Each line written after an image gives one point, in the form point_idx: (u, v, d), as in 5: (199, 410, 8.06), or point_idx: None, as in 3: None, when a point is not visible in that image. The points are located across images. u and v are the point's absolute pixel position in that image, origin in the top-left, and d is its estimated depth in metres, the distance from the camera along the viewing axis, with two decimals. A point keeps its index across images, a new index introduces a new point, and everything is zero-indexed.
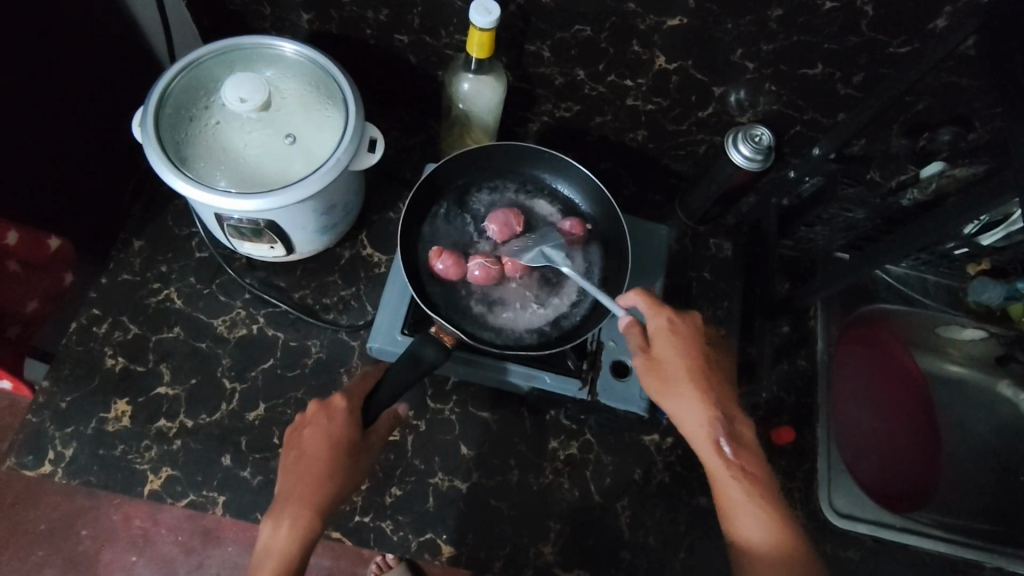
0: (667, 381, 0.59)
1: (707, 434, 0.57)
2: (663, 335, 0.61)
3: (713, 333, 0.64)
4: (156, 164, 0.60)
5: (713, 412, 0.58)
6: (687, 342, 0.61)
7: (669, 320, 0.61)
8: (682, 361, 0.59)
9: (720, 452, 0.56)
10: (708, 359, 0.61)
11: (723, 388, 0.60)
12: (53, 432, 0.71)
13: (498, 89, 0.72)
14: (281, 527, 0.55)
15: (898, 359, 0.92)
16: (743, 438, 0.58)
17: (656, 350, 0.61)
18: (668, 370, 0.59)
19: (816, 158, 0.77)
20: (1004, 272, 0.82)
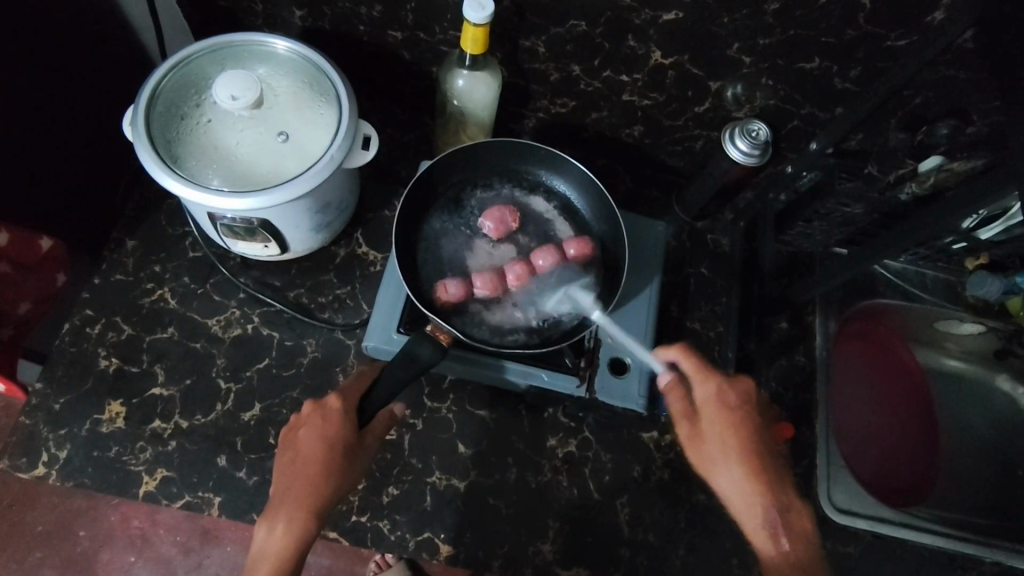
0: (713, 454, 0.59)
1: (757, 518, 0.56)
2: (711, 407, 0.60)
3: (761, 402, 0.64)
4: (147, 162, 0.59)
5: (765, 497, 0.57)
6: (734, 413, 0.60)
7: (714, 388, 0.61)
8: (728, 434, 0.59)
9: (772, 540, 0.55)
10: (758, 433, 0.60)
11: (774, 465, 0.59)
12: (47, 434, 0.71)
13: (492, 85, 0.72)
14: (277, 529, 0.55)
15: (896, 355, 0.92)
16: (795, 521, 0.56)
17: (700, 420, 0.61)
18: (716, 446, 0.59)
19: (814, 153, 0.75)
20: (1003, 266, 0.81)
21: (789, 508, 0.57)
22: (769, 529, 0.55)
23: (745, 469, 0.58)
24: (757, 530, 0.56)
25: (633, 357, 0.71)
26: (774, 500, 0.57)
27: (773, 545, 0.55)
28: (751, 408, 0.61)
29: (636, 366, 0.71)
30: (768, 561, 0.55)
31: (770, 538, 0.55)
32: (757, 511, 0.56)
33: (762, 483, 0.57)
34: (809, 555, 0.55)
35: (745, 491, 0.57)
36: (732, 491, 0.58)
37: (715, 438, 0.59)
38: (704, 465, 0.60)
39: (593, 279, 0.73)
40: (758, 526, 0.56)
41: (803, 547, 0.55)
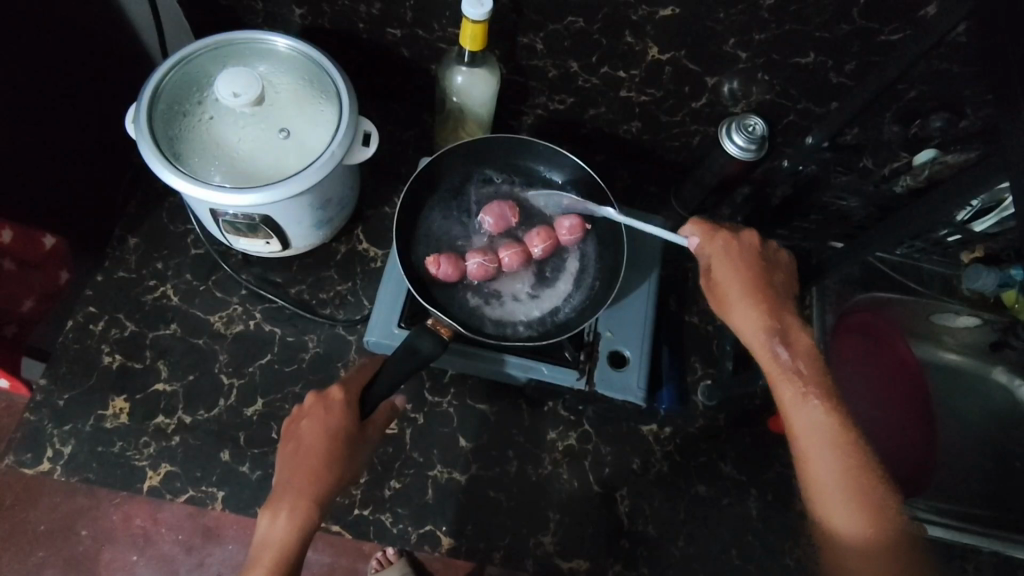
0: (731, 302, 0.62)
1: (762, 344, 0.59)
2: (717, 257, 0.64)
3: (778, 255, 0.66)
4: (151, 160, 0.60)
5: (771, 328, 0.60)
6: (745, 263, 0.63)
7: (724, 242, 0.64)
8: (745, 283, 0.62)
9: (776, 360, 0.58)
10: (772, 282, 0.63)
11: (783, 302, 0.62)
12: (51, 430, 0.71)
13: (491, 82, 0.72)
14: (279, 519, 0.56)
15: (894, 348, 0.91)
16: (801, 347, 0.59)
17: (715, 274, 0.64)
18: (727, 290, 0.62)
19: (810, 146, 0.75)
20: (997, 259, 0.83)
21: (802, 348, 0.59)
22: (781, 366, 0.58)
23: (758, 313, 0.60)
24: (774, 371, 0.58)
25: (632, 351, 0.72)
26: (777, 327, 0.60)
27: (777, 364, 0.58)
28: (757, 253, 0.64)
29: (635, 359, 0.72)
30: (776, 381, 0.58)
31: (784, 376, 0.58)
32: (761, 337, 0.60)
33: (775, 325, 0.60)
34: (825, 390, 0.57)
35: (760, 334, 0.60)
36: (742, 326, 0.61)
37: (723, 283, 0.63)
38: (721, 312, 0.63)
39: (590, 275, 0.74)
40: (774, 365, 0.58)
41: (807, 364, 0.58)
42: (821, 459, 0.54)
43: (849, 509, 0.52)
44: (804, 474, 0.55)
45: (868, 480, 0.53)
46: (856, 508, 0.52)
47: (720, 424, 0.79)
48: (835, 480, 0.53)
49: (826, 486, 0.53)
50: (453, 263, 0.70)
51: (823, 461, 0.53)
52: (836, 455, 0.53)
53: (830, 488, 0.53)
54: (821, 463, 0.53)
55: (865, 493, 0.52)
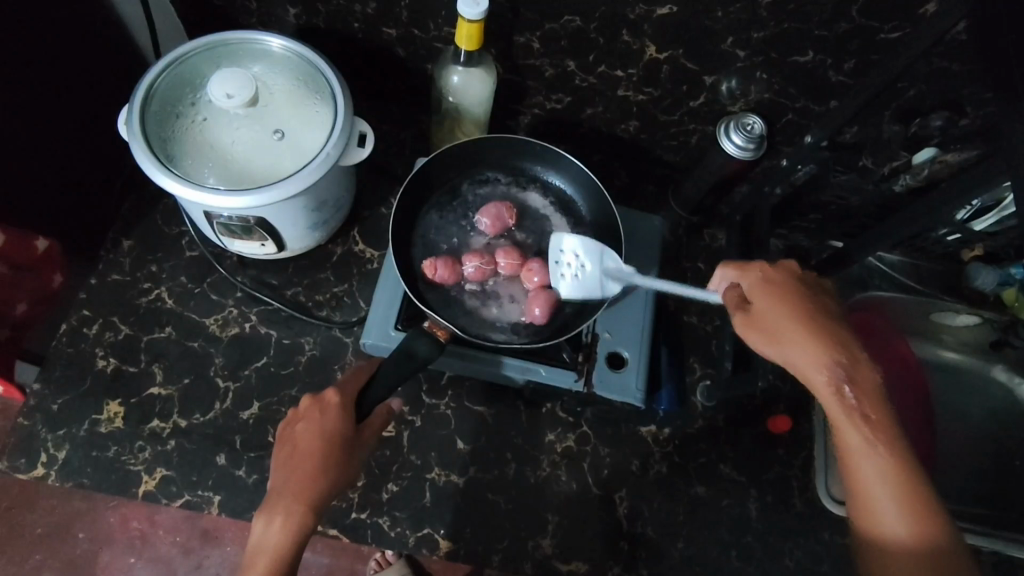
0: (777, 332, 0.54)
1: (822, 378, 0.52)
2: (760, 288, 0.57)
3: (818, 280, 0.59)
4: (144, 163, 0.59)
5: (833, 359, 0.52)
6: (790, 289, 0.56)
7: (760, 275, 0.58)
8: (794, 311, 0.54)
9: (840, 396, 0.51)
10: (824, 307, 0.55)
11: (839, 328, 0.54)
12: (45, 434, 0.70)
13: (488, 82, 0.72)
14: (274, 523, 0.55)
15: (897, 347, 0.88)
16: (866, 381, 0.52)
17: (755, 303, 0.56)
18: (773, 320, 0.55)
19: (809, 146, 0.76)
20: (998, 258, 0.84)
21: (867, 382, 0.51)
22: (845, 407, 0.51)
23: (817, 345, 0.52)
24: (835, 411, 0.51)
25: (629, 352, 0.71)
26: (839, 356, 0.52)
27: (840, 400, 0.51)
28: (799, 282, 0.58)
29: (632, 361, 0.71)
30: (838, 419, 0.51)
31: (849, 418, 0.51)
32: (820, 369, 0.52)
33: (835, 357, 0.52)
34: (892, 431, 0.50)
35: (817, 368, 0.52)
36: (793, 357, 0.53)
37: (768, 312, 0.55)
38: (763, 342, 0.55)
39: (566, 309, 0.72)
40: (837, 406, 0.51)
41: (873, 399, 0.51)
42: (886, 503, 0.48)
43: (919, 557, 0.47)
44: (864, 517, 0.50)
45: (936, 522, 0.48)
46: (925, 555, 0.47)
47: (719, 425, 0.79)
48: (899, 523, 0.48)
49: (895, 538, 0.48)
50: (450, 267, 0.70)
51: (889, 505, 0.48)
52: (904, 502, 0.48)
53: (893, 533, 0.48)
54: (887, 509, 0.48)
55: (927, 526, 0.48)
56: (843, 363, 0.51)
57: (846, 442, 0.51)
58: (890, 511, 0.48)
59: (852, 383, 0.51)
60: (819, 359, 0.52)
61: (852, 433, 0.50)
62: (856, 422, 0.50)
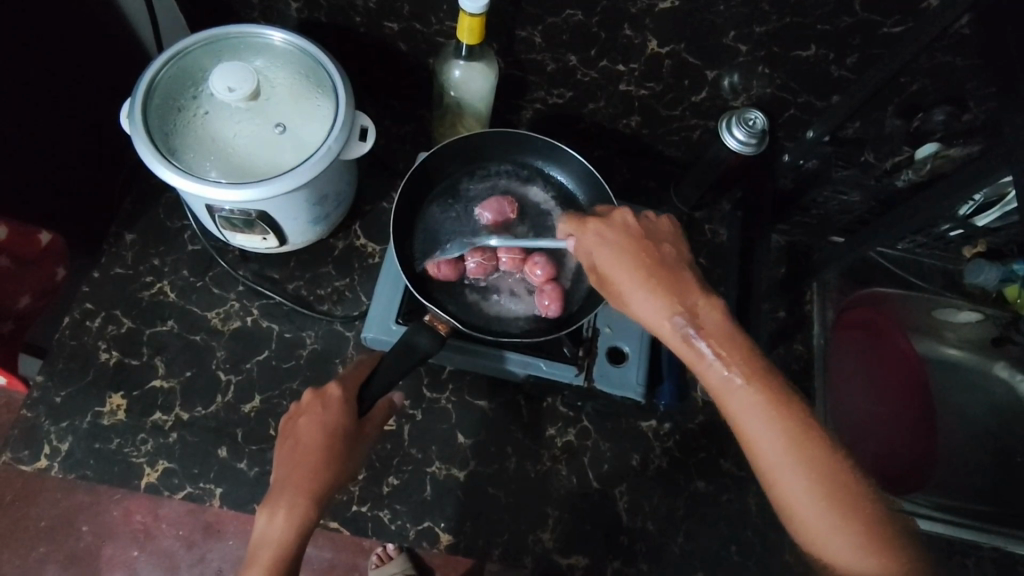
0: (627, 293, 0.55)
1: (670, 330, 0.52)
2: (600, 247, 0.57)
3: (659, 221, 0.60)
4: (147, 156, 0.59)
5: (674, 310, 0.52)
6: (631, 243, 0.57)
7: (596, 229, 0.59)
8: (633, 267, 0.55)
9: (688, 344, 0.51)
10: (660, 257, 0.56)
11: (681, 277, 0.55)
12: (48, 427, 0.71)
13: (489, 76, 0.72)
14: (277, 516, 0.55)
15: (895, 345, 0.90)
16: (712, 323, 0.52)
17: (600, 266, 0.57)
18: (620, 282, 0.55)
19: (810, 141, 0.77)
20: (1001, 254, 0.81)
21: (710, 323, 0.52)
22: (697, 352, 0.50)
23: (657, 299, 0.53)
24: (690, 358, 0.51)
25: (630, 348, 0.71)
26: (679, 304, 0.53)
27: (688, 346, 0.51)
28: (633, 232, 0.57)
29: (633, 355, 0.71)
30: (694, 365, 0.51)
31: (705, 359, 0.50)
32: (664, 322, 0.52)
33: (677, 306, 0.53)
34: (750, 360, 0.49)
35: (664, 321, 0.53)
36: (644, 314, 0.54)
37: (614, 273, 0.56)
38: (621, 306, 0.56)
39: (571, 304, 0.72)
40: (693, 352, 0.51)
41: (721, 336, 0.51)
42: (765, 435, 0.47)
43: (804, 485, 0.45)
44: (755, 459, 0.47)
45: (816, 444, 0.46)
46: (817, 477, 0.45)
47: (719, 420, 0.79)
48: (784, 456, 0.46)
49: (777, 472, 0.46)
50: (452, 263, 0.70)
51: (763, 439, 0.47)
52: (780, 428, 0.46)
53: (784, 465, 0.46)
54: (765, 437, 0.46)
55: (813, 454, 0.45)
56: (681, 313, 0.52)
57: (710, 383, 0.50)
58: (767, 441, 0.46)
59: (695, 327, 0.51)
60: (662, 313, 0.53)
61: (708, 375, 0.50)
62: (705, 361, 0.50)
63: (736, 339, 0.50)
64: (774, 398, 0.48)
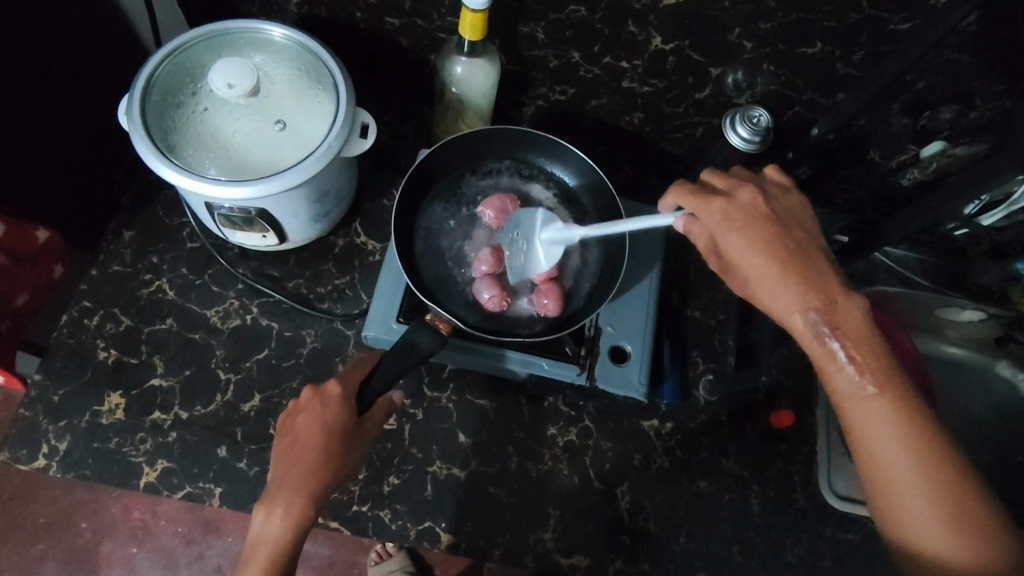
0: (757, 282, 0.53)
1: (800, 324, 0.51)
2: (728, 231, 0.54)
3: (784, 197, 0.57)
4: (146, 153, 0.59)
5: (810, 305, 0.51)
6: (765, 229, 0.54)
7: (722, 210, 0.55)
8: (767, 255, 0.53)
9: (820, 342, 0.50)
10: (800, 247, 0.53)
11: (824, 267, 0.53)
12: (46, 425, 0.70)
13: (491, 73, 0.71)
14: (274, 514, 0.55)
15: (901, 343, 0.84)
16: (849, 323, 0.50)
17: (727, 248, 0.54)
18: (749, 270, 0.53)
19: (814, 138, 0.73)
20: (1004, 253, 0.83)
21: (847, 322, 0.50)
22: (830, 352, 0.50)
23: (794, 289, 0.51)
24: (819, 359, 0.51)
25: (633, 346, 0.71)
26: (815, 298, 0.51)
27: (819, 344, 0.50)
28: (766, 215, 0.54)
29: (635, 354, 0.71)
30: (824, 363, 0.50)
31: (836, 363, 0.50)
32: (794, 315, 0.51)
33: (814, 301, 0.51)
34: (884, 368, 0.49)
35: (798, 317, 0.51)
36: (774, 303, 0.52)
37: (743, 260, 0.53)
38: (748, 292, 0.54)
39: (576, 303, 0.72)
40: (824, 351, 0.50)
41: (854, 338, 0.50)
42: (884, 446, 0.48)
43: (921, 499, 0.46)
44: (870, 467, 0.48)
45: (937, 460, 0.47)
46: (935, 498, 0.46)
47: (721, 420, 0.78)
48: (902, 469, 0.47)
49: (893, 481, 0.47)
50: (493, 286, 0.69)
51: (886, 448, 0.47)
52: (902, 441, 0.47)
53: (904, 478, 0.47)
54: (888, 446, 0.47)
55: (936, 470, 0.46)
56: (818, 308, 0.51)
57: (836, 385, 0.50)
58: (889, 451, 0.47)
59: (832, 327, 0.50)
60: (795, 306, 0.51)
61: (836, 376, 0.50)
62: (838, 363, 0.50)
63: (874, 344, 0.50)
64: (904, 412, 0.48)
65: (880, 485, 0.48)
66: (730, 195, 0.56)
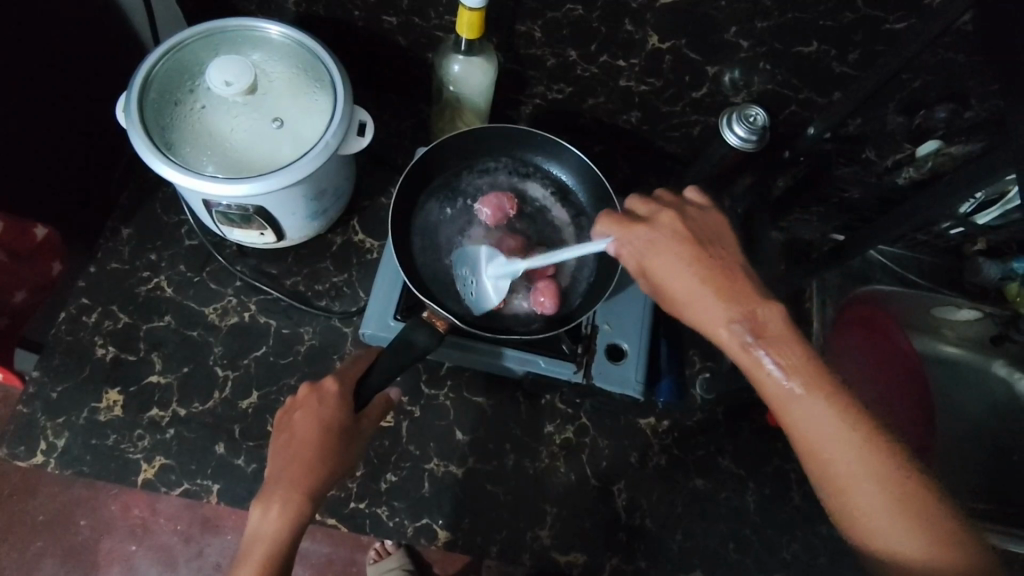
0: (684, 300, 0.53)
1: (728, 338, 0.50)
2: (653, 250, 0.55)
3: (703, 213, 0.58)
4: (143, 150, 0.59)
5: (735, 317, 0.51)
6: (681, 244, 0.55)
7: (646, 235, 0.56)
8: (689, 272, 0.53)
9: (748, 354, 0.49)
10: (718, 262, 0.54)
11: (743, 279, 0.53)
12: (45, 422, 0.71)
13: (488, 71, 0.71)
14: (271, 510, 0.55)
15: (895, 344, 0.87)
16: (773, 331, 0.50)
17: (653, 268, 0.55)
18: (674, 287, 0.54)
19: (810, 138, 0.73)
20: (1000, 251, 0.82)
21: (772, 330, 0.50)
22: (758, 362, 0.49)
23: (720, 302, 0.51)
24: (752, 372, 0.49)
25: (629, 344, 0.72)
26: (738, 309, 0.51)
27: (748, 355, 0.49)
28: (686, 232, 0.55)
29: (632, 352, 0.71)
30: (756, 374, 0.49)
31: (766, 371, 0.48)
32: (722, 329, 0.51)
33: (737, 313, 0.51)
34: (816, 371, 0.48)
35: (724, 331, 0.51)
36: (703, 318, 0.52)
37: (668, 277, 0.54)
38: (678, 312, 0.54)
39: (574, 300, 0.72)
40: (754, 363, 0.49)
41: (781, 344, 0.49)
42: (830, 449, 0.45)
43: (876, 500, 0.44)
44: (820, 475, 0.46)
45: (885, 457, 0.45)
46: (890, 497, 0.44)
47: (718, 418, 0.79)
48: (852, 471, 0.45)
49: (844, 484, 0.45)
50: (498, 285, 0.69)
51: (831, 451, 0.45)
52: (846, 441, 0.45)
53: (856, 480, 0.44)
54: (832, 449, 0.45)
55: (883, 468, 0.44)
56: (741, 319, 0.50)
57: (772, 396, 0.48)
58: (834, 453, 0.45)
59: (757, 336, 0.49)
60: (722, 318, 0.51)
61: (771, 386, 0.48)
62: (771, 372, 0.48)
63: (801, 348, 0.48)
64: (844, 412, 0.46)
65: (833, 491, 0.45)
66: (650, 219, 0.57)
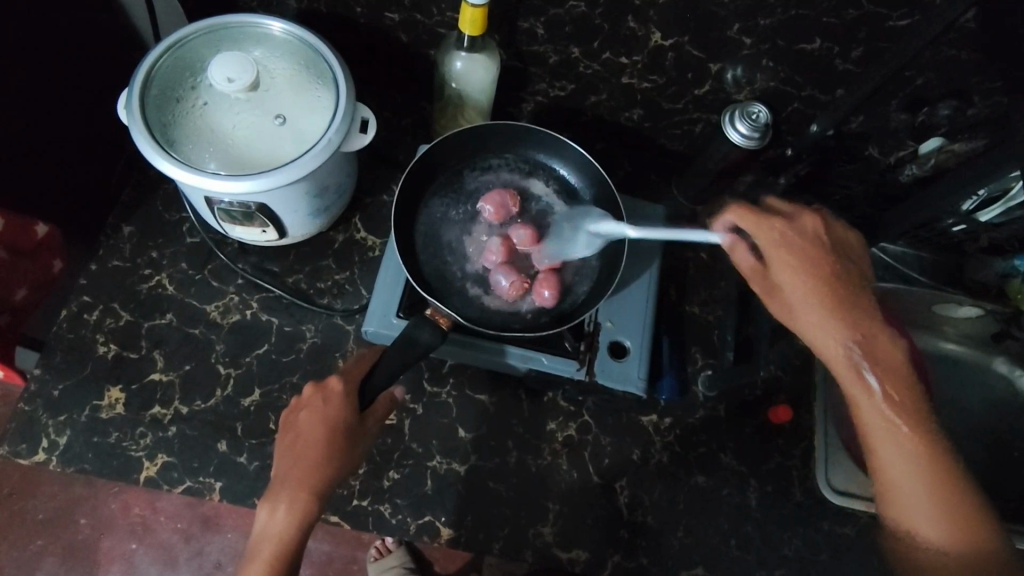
0: (796, 310, 0.54)
1: (836, 353, 0.52)
2: (782, 259, 0.55)
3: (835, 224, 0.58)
4: (146, 148, 0.59)
5: (848, 336, 0.52)
6: (806, 258, 0.55)
7: (781, 231, 0.56)
8: (812, 284, 0.54)
9: (857, 374, 0.51)
10: (845, 279, 0.54)
11: (864, 300, 0.54)
12: (46, 420, 0.70)
13: (490, 68, 0.71)
14: (278, 511, 0.55)
15: None
16: (886, 359, 0.52)
17: (775, 274, 0.55)
18: (793, 296, 0.54)
19: (814, 134, 0.75)
20: (1002, 248, 0.83)
21: (884, 355, 0.52)
22: (864, 382, 0.51)
23: (838, 323, 0.53)
24: (852, 388, 0.52)
25: (632, 341, 0.72)
26: (852, 327, 0.53)
27: (852, 373, 0.52)
28: (822, 243, 0.56)
29: (635, 350, 0.71)
30: (852, 390, 0.52)
31: (868, 391, 0.51)
32: (835, 343, 0.52)
33: (853, 334, 0.52)
34: (914, 406, 0.51)
35: (835, 344, 0.53)
36: (811, 331, 0.54)
37: (788, 287, 0.55)
38: (785, 318, 0.55)
39: (581, 289, 0.72)
40: (853, 380, 0.52)
41: (886, 371, 0.51)
42: (902, 472, 0.49)
43: (934, 525, 0.48)
44: (885, 490, 0.50)
45: (952, 487, 0.48)
46: (948, 526, 0.48)
47: (720, 416, 0.79)
48: (918, 496, 0.49)
49: (908, 504, 0.49)
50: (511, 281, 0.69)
51: (903, 474, 0.49)
52: (919, 469, 0.49)
53: (920, 505, 0.48)
54: (906, 473, 0.49)
55: (949, 498, 0.48)
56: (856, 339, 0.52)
57: (864, 413, 0.51)
58: (905, 477, 0.49)
59: (868, 357, 0.52)
60: (835, 334, 0.52)
61: (863, 404, 0.51)
62: (869, 393, 0.51)
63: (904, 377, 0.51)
64: (927, 442, 0.49)
65: (895, 507, 0.49)
66: (791, 219, 0.57)
